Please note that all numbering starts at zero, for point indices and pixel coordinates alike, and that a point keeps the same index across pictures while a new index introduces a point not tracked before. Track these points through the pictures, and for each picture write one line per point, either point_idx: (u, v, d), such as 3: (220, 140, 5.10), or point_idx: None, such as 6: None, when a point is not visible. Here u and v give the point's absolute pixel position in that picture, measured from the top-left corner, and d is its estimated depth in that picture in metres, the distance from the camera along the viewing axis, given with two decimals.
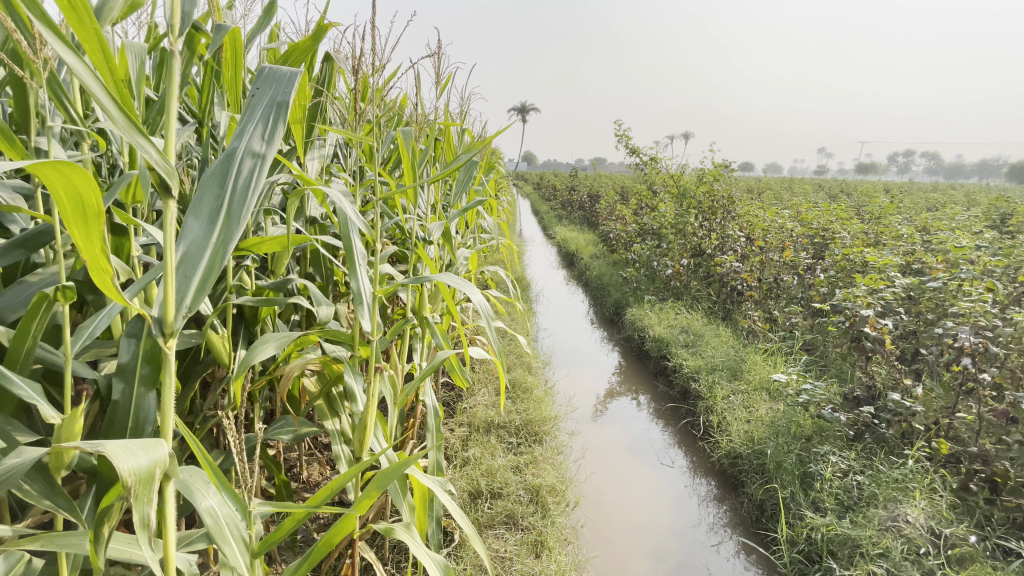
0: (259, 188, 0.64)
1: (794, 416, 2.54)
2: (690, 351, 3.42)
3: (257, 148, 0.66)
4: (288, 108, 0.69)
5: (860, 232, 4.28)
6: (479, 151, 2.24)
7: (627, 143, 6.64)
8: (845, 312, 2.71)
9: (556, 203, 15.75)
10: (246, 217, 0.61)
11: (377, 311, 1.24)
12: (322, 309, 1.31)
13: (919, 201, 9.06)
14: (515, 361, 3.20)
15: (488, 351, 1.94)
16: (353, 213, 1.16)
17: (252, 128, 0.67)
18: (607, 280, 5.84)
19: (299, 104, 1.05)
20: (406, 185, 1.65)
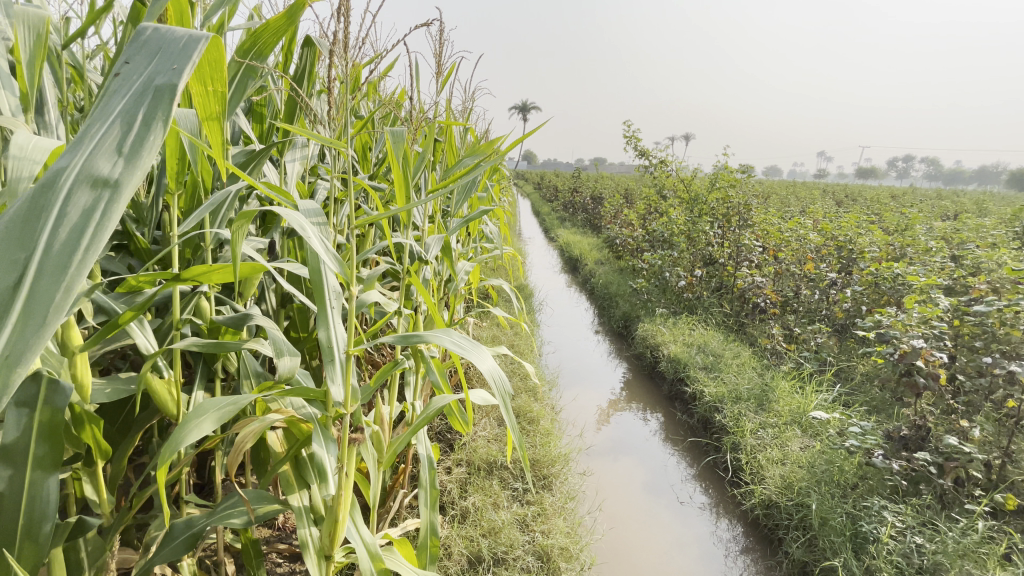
0: (95, 245, 0.43)
1: (835, 459, 2.25)
2: (710, 375, 3.13)
3: (101, 176, 0.44)
4: (160, 108, 0.48)
5: (888, 245, 4.00)
6: (485, 155, 1.95)
7: (636, 145, 6.34)
8: (891, 341, 2.42)
9: (557, 205, 15.44)
10: (63, 299, 0.40)
11: (353, 371, 0.93)
12: (285, 361, 1.02)
13: (930, 209, 8.80)
14: (519, 387, 2.89)
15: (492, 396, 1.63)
16: (321, 247, 0.85)
17: (95, 144, 0.46)
18: (614, 290, 5.54)
19: (212, 89, 0.79)
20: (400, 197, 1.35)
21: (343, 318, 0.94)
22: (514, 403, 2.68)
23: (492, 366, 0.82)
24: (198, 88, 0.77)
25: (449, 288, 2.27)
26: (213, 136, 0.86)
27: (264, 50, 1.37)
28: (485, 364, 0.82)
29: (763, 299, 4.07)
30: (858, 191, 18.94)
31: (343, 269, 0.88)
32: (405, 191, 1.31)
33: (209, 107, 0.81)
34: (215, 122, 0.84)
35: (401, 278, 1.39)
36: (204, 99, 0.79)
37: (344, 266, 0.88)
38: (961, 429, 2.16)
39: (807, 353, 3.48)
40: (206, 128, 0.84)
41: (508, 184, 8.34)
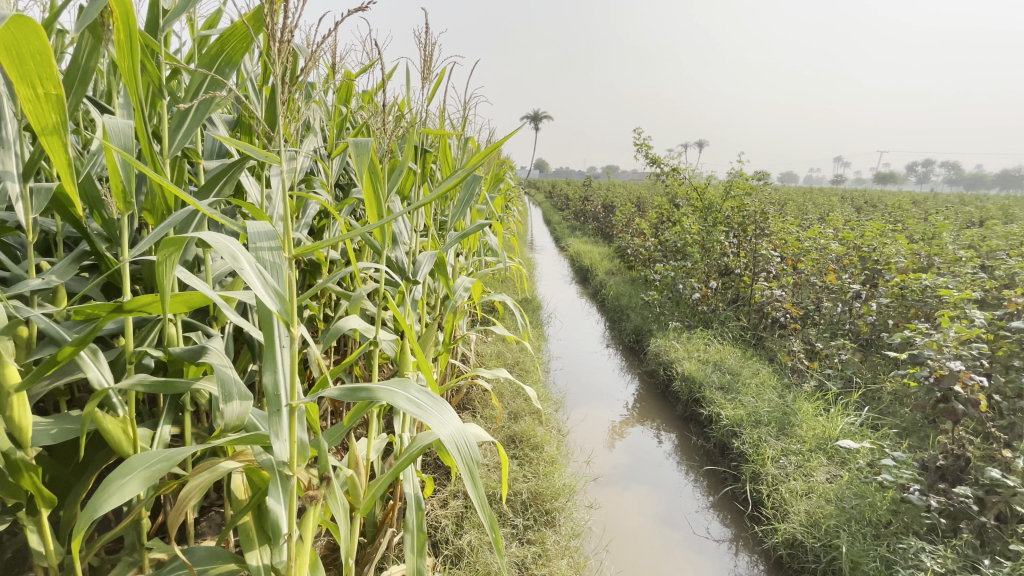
0: None
1: (865, 493, 2.06)
2: (727, 396, 2.95)
3: None
4: None
5: (915, 256, 3.79)
6: (481, 165, 1.81)
7: (648, 153, 6.19)
8: (925, 363, 2.23)
9: (568, 214, 15.31)
10: None
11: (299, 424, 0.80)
12: (229, 410, 0.89)
13: (955, 215, 8.49)
14: (524, 410, 2.74)
15: (485, 432, 1.34)
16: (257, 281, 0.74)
17: None
18: (626, 302, 5.37)
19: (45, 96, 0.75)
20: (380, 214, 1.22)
21: (288, 359, 0.82)
22: (517, 427, 2.54)
23: (453, 430, 0.81)
24: (25, 92, 0.74)
25: (447, 306, 2.14)
26: (57, 153, 0.81)
27: (233, 56, 1.27)
28: (446, 430, 0.80)
29: (782, 312, 3.88)
30: (878, 197, 18.49)
31: (284, 308, 0.76)
32: (378, 207, 1.18)
33: (46, 119, 0.77)
34: (57, 136, 0.80)
35: (378, 300, 1.24)
36: (37, 108, 0.76)
37: (287, 306, 0.77)
38: (1005, 459, 1.97)
39: (831, 371, 3.28)
40: (45, 142, 0.79)
41: (518, 193, 8.23)
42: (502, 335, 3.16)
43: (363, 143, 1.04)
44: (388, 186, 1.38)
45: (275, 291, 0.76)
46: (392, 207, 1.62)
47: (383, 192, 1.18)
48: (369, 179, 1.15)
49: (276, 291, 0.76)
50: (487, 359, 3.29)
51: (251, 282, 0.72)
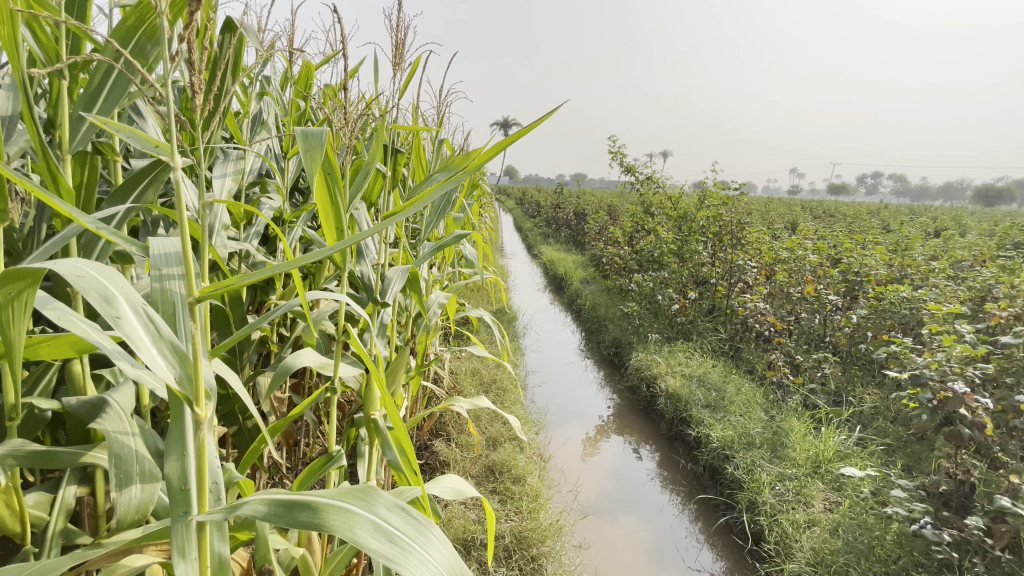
0: None
1: (870, 525, 1.96)
2: (715, 415, 2.81)
3: None
4: None
5: (893, 267, 3.78)
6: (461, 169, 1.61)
7: (623, 161, 6.08)
8: (928, 386, 2.16)
9: (539, 222, 15.19)
10: None
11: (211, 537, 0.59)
12: (122, 503, 0.65)
13: (914, 225, 8.77)
14: (504, 436, 2.53)
15: (465, 486, 1.17)
16: (144, 335, 0.54)
17: None
18: (603, 312, 5.18)
19: None
20: (341, 224, 0.98)
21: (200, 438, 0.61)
22: (497, 456, 2.34)
23: (438, 569, 0.62)
24: None
25: (420, 326, 1.93)
26: None
27: (155, 29, 1.03)
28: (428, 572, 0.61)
29: (766, 325, 3.78)
30: (834, 206, 19.13)
31: (185, 373, 0.56)
32: (338, 213, 0.96)
33: None
34: None
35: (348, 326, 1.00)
36: None
37: (191, 372, 0.56)
38: (1011, 485, 1.89)
39: (816, 386, 3.19)
40: None
41: (489, 198, 7.96)
42: (477, 352, 2.95)
43: (316, 133, 0.83)
44: (353, 191, 1.15)
45: (174, 348, 0.56)
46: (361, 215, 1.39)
47: (344, 195, 0.96)
48: (324, 178, 0.93)
49: (175, 348, 0.56)
50: (461, 378, 3.07)
51: (133, 335, 0.53)
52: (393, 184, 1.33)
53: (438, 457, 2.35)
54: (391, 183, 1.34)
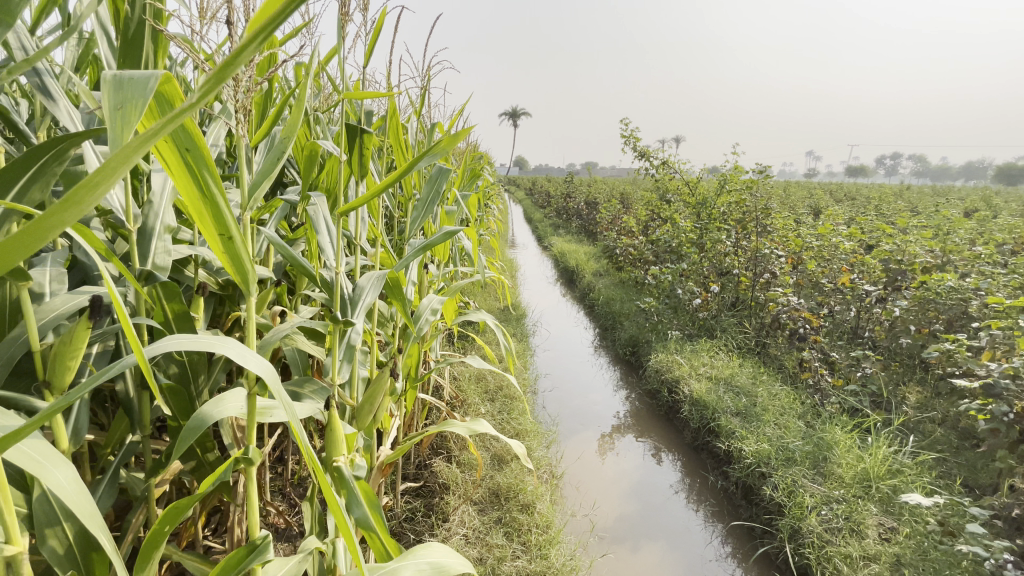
0: None
1: (939, 560, 1.67)
2: (746, 423, 2.54)
3: None
4: None
5: (938, 254, 3.45)
6: (443, 152, 1.34)
7: (636, 146, 5.75)
8: (1000, 394, 1.87)
9: (550, 213, 14.90)
10: None
11: None
12: None
13: (948, 207, 8.33)
14: (511, 455, 2.28)
15: (447, 561, 1.02)
16: None
17: None
18: (618, 307, 4.88)
19: None
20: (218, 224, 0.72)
21: None
22: (502, 478, 2.10)
23: None
24: None
25: (408, 337, 1.68)
26: None
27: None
28: None
29: (799, 321, 3.45)
30: (855, 190, 18.52)
31: None
32: (213, 208, 0.70)
33: None
34: None
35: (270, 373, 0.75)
36: None
37: None
38: None
39: (856, 388, 2.89)
40: None
41: (496, 188, 7.64)
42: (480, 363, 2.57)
43: (141, 79, 0.56)
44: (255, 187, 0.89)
45: None
46: (314, 209, 1.11)
47: (224, 186, 0.70)
48: (179, 153, 0.67)
49: None
50: (464, 386, 2.81)
51: None
52: (341, 169, 1.07)
53: (437, 479, 2.11)
54: (341, 167, 1.07)
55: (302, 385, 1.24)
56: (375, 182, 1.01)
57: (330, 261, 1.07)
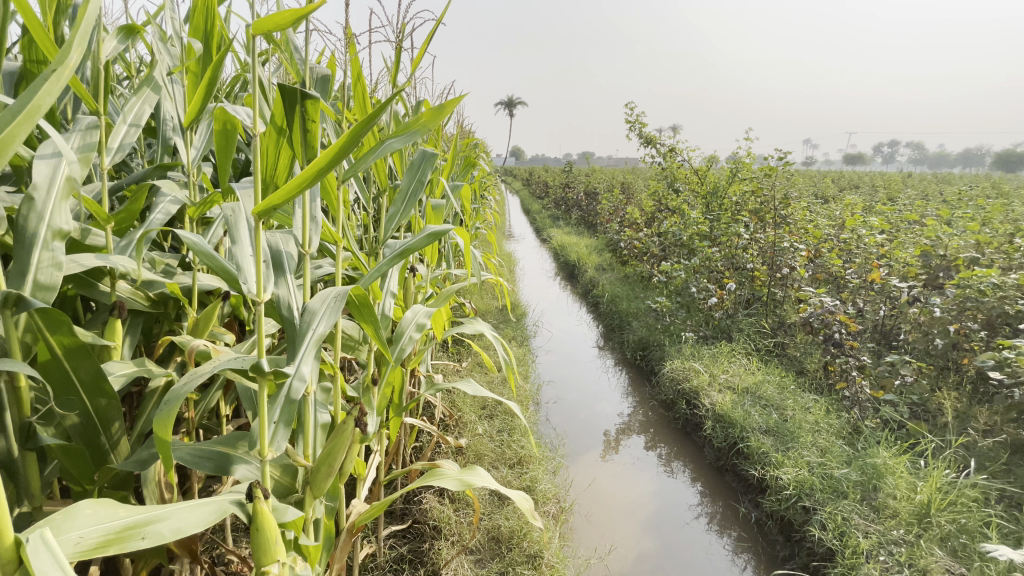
0: None
1: None
2: (777, 443, 2.25)
3: None
4: None
5: (980, 248, 3.14)
6: (422, 129, 1.09)
7: (641, 132, 5.41)
8: None
9: (548, 204, 14.55)
10: None
11: None
12: None
13: (961, 196, 8.05)
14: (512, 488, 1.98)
15: None
16: None
17: None
18: (625, 305, 4.56)
19: None
20: None
21: None
22: (503, 518, 1.80)
23: None
24: None
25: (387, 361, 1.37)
26: None
27: None
28: None
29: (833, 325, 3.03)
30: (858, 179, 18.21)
31: None
32: None
33: None
34: None
35: None
36: None
37: None
38: None
39: (896, 398, 2.60)
40: None
41: (493, 179, 7.26)
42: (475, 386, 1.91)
43: None
44: None
45: None
46: (229, 212, 0.77)
47: None
48: None
49: None
50: (459, 401, 2.51)
51: None
52: (254, 154, 0.74)
53: (427, 518, 1.80)
54: (256, 150, 0.74)
55: (235, 445, 0.94)
56: (298, 174, 0.68)
57: (252, 286, 0.73)
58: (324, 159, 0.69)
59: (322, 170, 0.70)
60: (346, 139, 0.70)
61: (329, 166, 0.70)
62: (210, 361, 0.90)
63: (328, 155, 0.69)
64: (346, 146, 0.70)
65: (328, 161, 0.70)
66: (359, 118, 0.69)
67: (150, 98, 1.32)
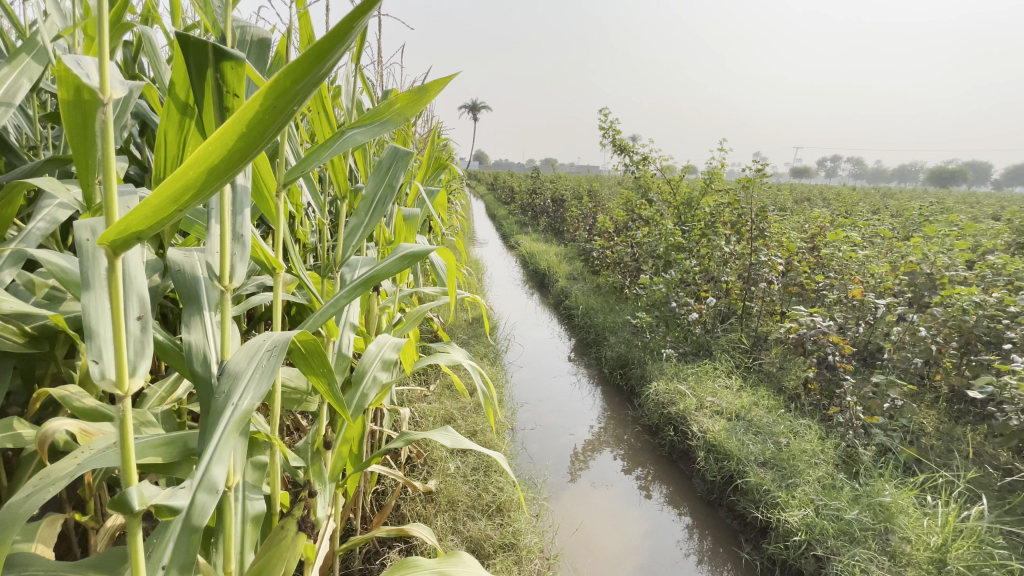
0: None
1: None
2: (776, 478, 2.08)
3: None
4: None
5: (960, 265, 3.10)
6: (393, 117, 0.84)
7: (614, 139, 5.27)
8: None
9: (513, 209, 14.38)
10: None
11: None
12: None
13: (905, 210, 8.43)
14: (491, 542, 1.72)
15: None
16: None
17: None
18: (600, 318, 4.38)
19: None
20: None
21: None
22: None
23: None
24: None
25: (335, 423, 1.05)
26: None
27: None
28: None
29: (828, 347, 2.69)
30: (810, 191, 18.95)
31: None
32: None
33: None
34: None
35: None
36: None
37: None
38: None
39: (888, 423, 2.50)
40: None
41: (459, 183, 6.98)
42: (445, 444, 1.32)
43: None
44: None
45: None
46: (87, 235, 0.49)
47: None
48: None
49: None
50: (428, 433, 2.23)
51: None
52: (105, 139, 0.42)
53: None
54: (110, 132, 0.42)
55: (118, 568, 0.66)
56: (163, 182, 0.41)
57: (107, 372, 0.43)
58: (210, 153, 0.42)
59: (211, 174, 0.44)
60: (251, 115, 0.42)
61: (226, 168, 0.44)
62: (80, 449, 0.62)
63: (219, 146, 0.42)
64: (251, 134, 0.43)
65: (221, 154, 0.43)
66: (266, 82, 0.40)
67: (33, 69, 0.87)
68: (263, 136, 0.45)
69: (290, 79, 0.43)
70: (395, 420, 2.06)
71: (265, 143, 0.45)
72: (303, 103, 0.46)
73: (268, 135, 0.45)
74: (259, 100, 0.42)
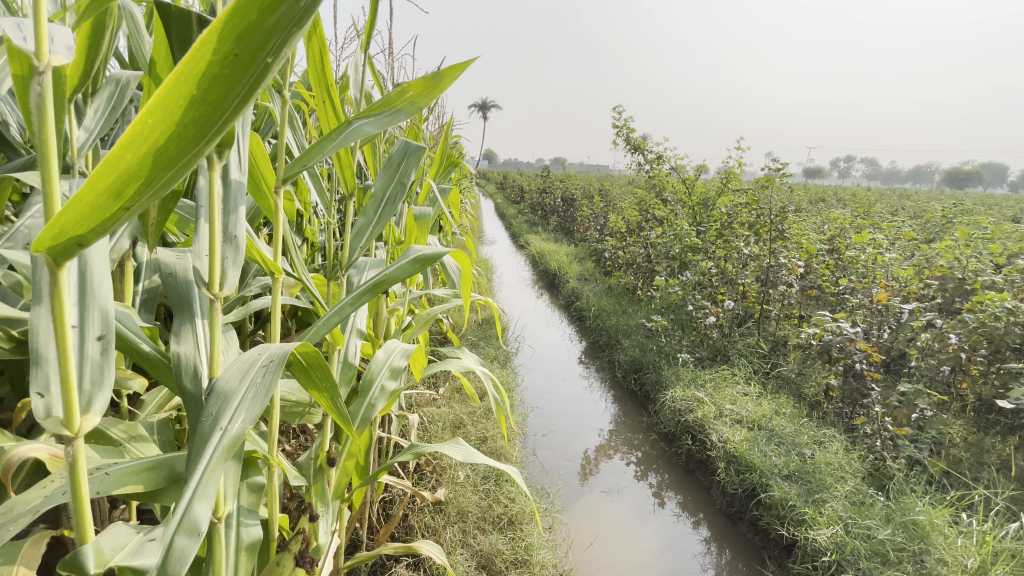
0: None
1: None
2: (803, 494, 1.98)
3: None
4: None
5: (993, 269, 2.96)
6: (405, 106, 0.76)
7: (628, 138, 5.17)
8: None
9: (523, 209, 14.29)
10: None
11: None
12: None
13: (927, 212, 8.21)
14: (503, 558, 1.64)
15: None
16: None
17: None
18: (613, 321, 4.28)
19: None
20: None
21: None
22: None
23: None
24: None
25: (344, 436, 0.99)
26: None
27: None
28: None
29: (856, 353, 2.59)
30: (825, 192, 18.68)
31: None
32: None
33: None
34: None
35: None
36: None
37: None
38: None
39: (917, 435, 2.38)
40: None
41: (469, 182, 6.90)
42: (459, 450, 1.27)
43: None
44: None
45: None
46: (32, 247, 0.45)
47: None
48: None
49: None
50: (437, 440, 2.15)
51: None
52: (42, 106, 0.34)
53: None
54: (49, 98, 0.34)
55: None
56: (98, 170, 0.34)
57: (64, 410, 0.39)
58: (152, 129, 0.35)
59: (163, 158, 0.36)
60: (197, 72, 0.34)
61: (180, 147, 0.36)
62: (49, 480, 0.56)
63: (162, 119, 0.35)
64: (203, 99, 0.35)
65: (167, 129, 0.35)
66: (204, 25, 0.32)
67: None
68: (225, 102, 0.37)
69: (242, 19, 0.34)
70: (403, 426, 1.99)
71: (234, 111, 0.37)
72: (278, 49, 0.37)
73: (234, 96, 0.36)
74: (211, 45, 0.34)
